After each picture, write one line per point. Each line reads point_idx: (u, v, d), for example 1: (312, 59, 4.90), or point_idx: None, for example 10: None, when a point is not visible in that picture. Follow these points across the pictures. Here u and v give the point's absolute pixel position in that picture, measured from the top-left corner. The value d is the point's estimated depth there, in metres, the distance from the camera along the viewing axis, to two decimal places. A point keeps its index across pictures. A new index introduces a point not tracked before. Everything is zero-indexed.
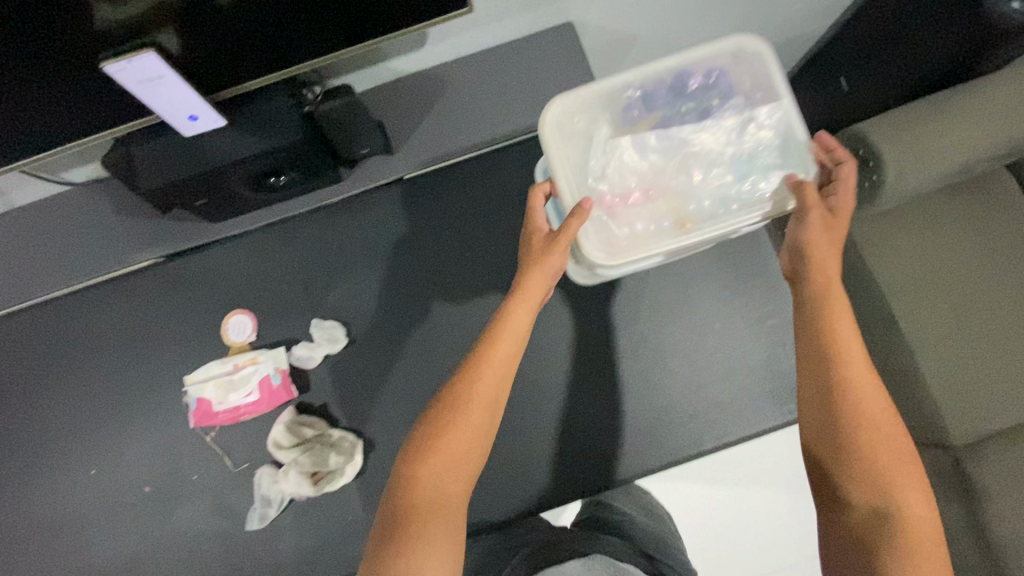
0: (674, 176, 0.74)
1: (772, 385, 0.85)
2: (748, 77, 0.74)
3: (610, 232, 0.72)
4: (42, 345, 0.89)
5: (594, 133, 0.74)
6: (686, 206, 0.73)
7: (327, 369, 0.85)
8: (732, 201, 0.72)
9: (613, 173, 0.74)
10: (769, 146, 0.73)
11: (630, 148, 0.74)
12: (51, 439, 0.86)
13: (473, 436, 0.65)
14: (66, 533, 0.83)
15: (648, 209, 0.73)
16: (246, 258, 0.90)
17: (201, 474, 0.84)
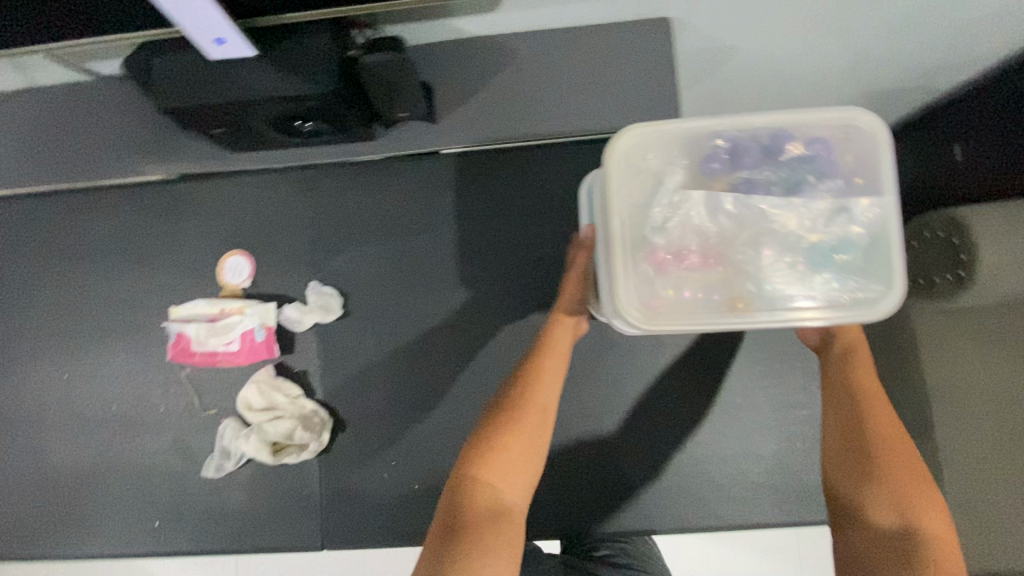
0: (738, 250, 0.62)
1: (777, 476, 0.78)
2: (856, 159, 0.61)
3: (647, 294, 0.62)
4: (42, 236, 0.87)
5: (662, 177, 0.63)
6: (742, 289, 0.62)
7: (316, 337, 0.81)
8: (797, 297, 0.61)
9: (674, 228, 0.62)
10: (857, 245, 0.61)
11: (700, 204, 0.62)
12: (35, 332, 0.85)
13: (527, 444, 0.67)
14: (34, 428, 0.84)
15: (700, 279, 0.62)
16: (258, 197, 0.84)
17: (169, 408, 0.82)
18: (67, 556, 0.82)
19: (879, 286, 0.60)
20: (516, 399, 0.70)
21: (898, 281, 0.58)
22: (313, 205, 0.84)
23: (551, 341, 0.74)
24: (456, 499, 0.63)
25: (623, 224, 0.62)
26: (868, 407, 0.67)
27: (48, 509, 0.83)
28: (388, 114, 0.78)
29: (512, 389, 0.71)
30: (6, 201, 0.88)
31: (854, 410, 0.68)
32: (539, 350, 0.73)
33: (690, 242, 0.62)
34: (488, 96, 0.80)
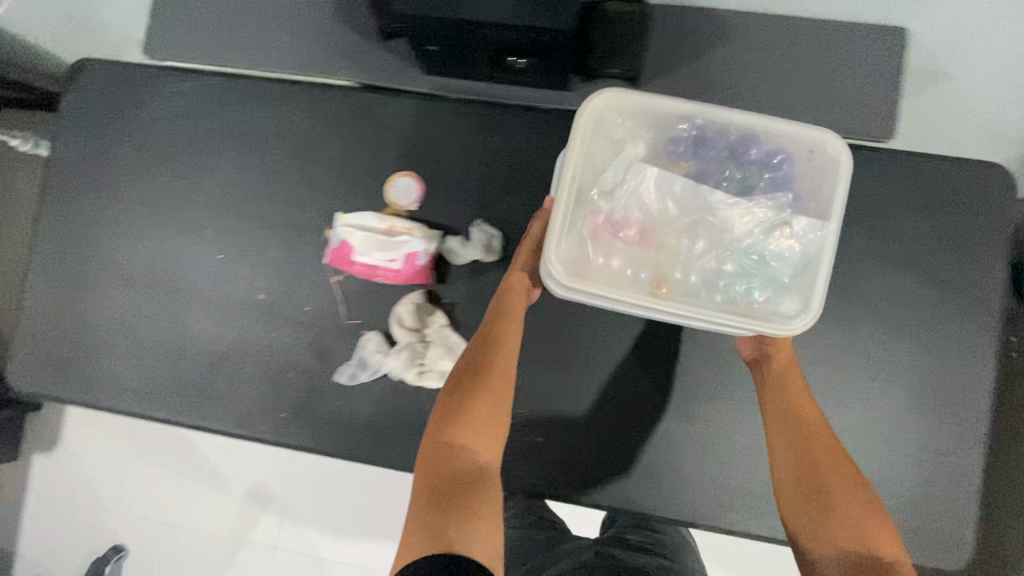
0: (672, 235, 0.63)
1: (903, 518, 0.75)
2: (813, 182, 0.63)
3: (579, 255, 0.62)
4: (217, 115, 0.88)
5: (626, 150, 0.64)
6: (667, 272, 0.63)
7: (468, 272, 0.82)
8: (716, 290, 0.62)
9: (624, 197, 0.63)
10: (788, 261, 0.62)
11: (651, 180, 0.62)
12: (197, 207, 0.87)
13: (491, 407, 0.67)
14: (181, 297, 0.87)
15: (634, 250, 0.63)
16: (437, 124, 0.84)
17: (313, 309, 0.84)
18: (189, 425, 0.86)
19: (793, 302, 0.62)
20: (479, 367, 0.69)
21: (817, 304, 0.60)
22: (489, 142, 0.83)
23: (505, 307, 0.74)
24: (432, 466, 0.62)
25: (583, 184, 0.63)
26: (809, 426, 0.66)
27: (179, 376, 0.86)
28: (597, 69, 0.75)
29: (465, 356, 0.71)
30: (193, 76, 0.90)
31: (796, 437, 0.66)
32: (495, 318, 0.73)
33: (634, 214, 0.63)
34: (698, 68, 0.76)
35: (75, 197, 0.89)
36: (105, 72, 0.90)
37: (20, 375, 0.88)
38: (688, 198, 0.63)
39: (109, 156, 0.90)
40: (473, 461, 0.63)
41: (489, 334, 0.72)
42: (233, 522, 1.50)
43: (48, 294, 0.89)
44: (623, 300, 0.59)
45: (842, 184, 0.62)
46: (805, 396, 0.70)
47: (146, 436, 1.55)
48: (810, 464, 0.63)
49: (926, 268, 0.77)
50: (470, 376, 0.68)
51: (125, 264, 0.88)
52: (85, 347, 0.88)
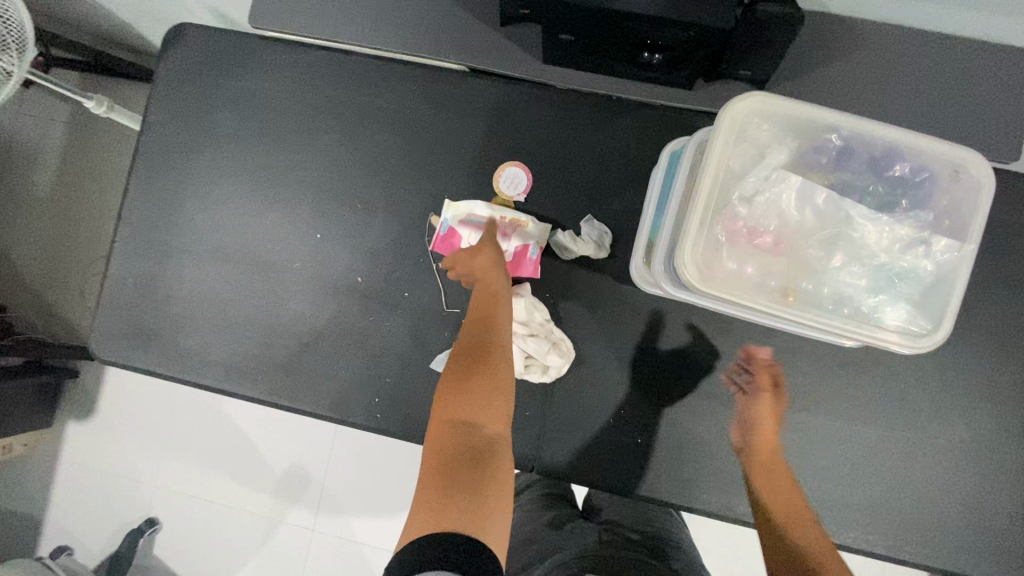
0: (808, 247, 0.50)
1: (1010, 547, 0.74)
2: (952, 201, 0.49)
3: (713, 259, 0.50)
4: (318, 88, 0.85)
5: (766, 151, 0.50)
6: (797, 282, 0.50)
7: (575, 268, 0.80)
8: (855, 310, 0.50)
9: (758, 206, 0.50)
10: (927, 282, 0.49)
11: (792, 191, 0.49)
12: (296, 185, 0.85)
13: (495, 392, 0.68)
14: (275, 275, 0.85)
15: (767, 261, 0.50)
16: (549, 115, 0.82)
17: (413, 295, 0.83)
18: (275, 405, 0.84)
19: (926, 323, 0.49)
20: (482, 348, 0.71)
21: (949, 323, 0.48)
22: (603, 137, 0.81)
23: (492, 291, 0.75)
24: (443, 445, 0.63)
25: (711, 185, 0.50)
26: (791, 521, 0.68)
27: (268, 355, 0.84)
28: (730, 68, 0.73)
29: (466, 340, 0.72)
30: (295, 48, 0.87)
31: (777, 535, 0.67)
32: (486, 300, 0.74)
33: (767, 221, 0.50)
34: (833, 73, 0.74)
35: (167, 165, 0.87)
36: (204, 38, 0.87)
37: (102, 344, 0.86)
38: (832, 209, 0.49)
39: (202, 124, 0.87)
40: (480, 434, 0.65)
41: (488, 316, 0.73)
42: (271, 501, 1.49)
43: (134, 263, 0.87)
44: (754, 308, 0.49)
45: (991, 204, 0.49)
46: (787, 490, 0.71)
47: (185, 410, 1.53)
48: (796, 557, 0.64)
49: None
50: (471, 360, 0.70)
51: (215, 237, 0.86)
52: (170, 319, 0.85)
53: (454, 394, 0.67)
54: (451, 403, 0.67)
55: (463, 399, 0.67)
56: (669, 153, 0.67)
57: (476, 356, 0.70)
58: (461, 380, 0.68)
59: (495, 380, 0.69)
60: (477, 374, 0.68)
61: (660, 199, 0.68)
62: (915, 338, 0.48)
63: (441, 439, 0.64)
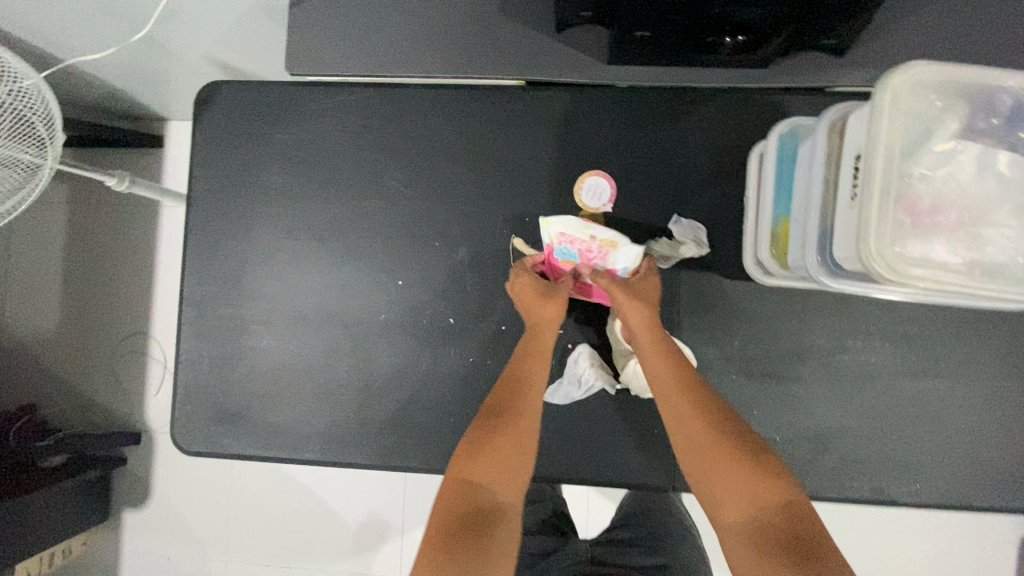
0: (997, 217, 0.46)
1: None
2: None
3: (897, 246, 0.47)
4: (371, 128, 0.81)
5: (935, 121, 0.47)
6: (988, 254, 0.47)
7: (677, 272, 0.77)
8: None
9: (937, 183, 0.47)
10: None
11: (969, 161, 0.46)
12: (364, 232, 0.80)
13: (522, 452, 0.66)
14: (359, 331, 0.80)
15: (956, 238, 0.47)
16: (621, 118, 0.78)
17: (510, 327, 0.79)
18: (385, 467, 0.79)
19: None
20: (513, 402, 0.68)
21: None
22: (682, 132, 0.77)
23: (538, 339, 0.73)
24: (453, 498, 0.61)
25: (883, 168, 0.46)
26: (681, 417, 0.65)
27: (368, 417, 0.79)
28: (813, 42, 0.70)
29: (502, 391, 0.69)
30: (338, 90, 0.82)
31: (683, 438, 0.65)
32: (527, 351, 0.72)
33: (950, 196, 0.47)
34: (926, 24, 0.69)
35: (224, 234, 0.82)
36: (241, 95, 0.82)
37: (187, 437, 0.80)
38: (1016, 171, 0.46)
39: (256, 186, 0.82)
40: (494, 500, 0.62)
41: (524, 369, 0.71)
42: (351, 555, 1.43)
43: (206, 344, 0.81)
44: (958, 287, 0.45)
45: None
46: (683, 379, 0.66)
47: (244, 479, 1.46)
48: (693, 448, 0.63)
49: None
50: (499, 418, 0.67)
51: (290, 302, 0.81)
52: (256, 397, 0.80)
53: (472, 451, 0.64)
54: (467, 457, 0.64)
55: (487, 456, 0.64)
56: (779, 139, 0.64)
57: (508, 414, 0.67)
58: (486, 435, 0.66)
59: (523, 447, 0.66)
60: (502, 435, 0.66)
61: (779, 188, 0.64)
62: None
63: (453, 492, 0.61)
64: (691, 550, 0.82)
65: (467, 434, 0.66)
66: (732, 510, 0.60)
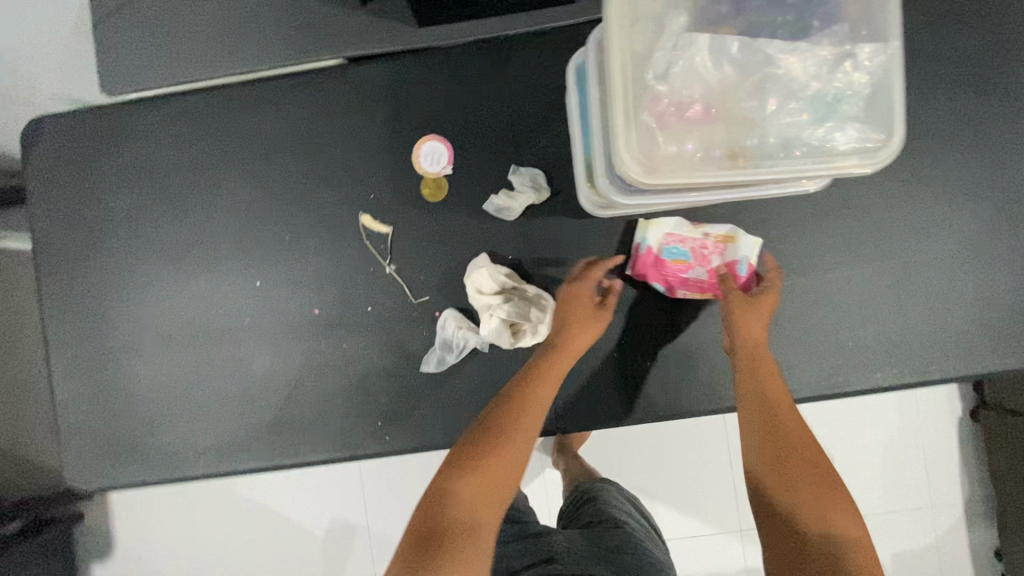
0: (738, 103, 0.47)
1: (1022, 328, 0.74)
2: (862, 5, 0.47)
3: (650, 150, 0.48)
4: (199, 136, 0.80)
5: (664, 21, 0.47)
6: (741, 143, 0.48)
7: (525, 221, 0.77)
8: (799, 146, 0.48)
9: (676, 80, 0.47)
10: (861, 94, 0.47)
11: (702, 53, 0.47)
12: (216, 240, 0.80)
13: (504, 476, 0.67)
14: (229, 339, 0.80)
15: (703, 132, 0.48)
16: (443, 78, 0.77)
17: (376, 307, 0.78)
18: (282, 468, 0.79)
19: (876, 133, 0.47)
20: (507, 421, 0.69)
21: (896, 127, 0.46)
22: (507, 82, 0.77)
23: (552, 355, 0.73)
24: (429, 512, 0.64)
25: (622, 75, 0.47)
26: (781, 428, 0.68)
27: (255, 422, 0.79)
28: None
29: (500, 409, 0.70)
30: (161, 102, 0.80)
31: (771, 445, 0.68)
32: (533, 369, 0.72)
33: (690, 91, 0.47)
34: None
35: (79, 270, 0.81)
36: (64, 125, 0.80)
37: (80, 476, 0.80)
38: (747, 55, 0.47)
39: (100, 215, 0.81)
40: (469, 520, 0.64)
41: (526, 387, 0.71)
42: (322, 563, 1.44)
43: (82, 381, 0.81)
44: (710, 181, 0.46)
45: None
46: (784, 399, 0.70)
47: (204, 511, 1.46)
48: (776, 455, 0.68)
49: (985, 80, 0.73)
50: (490, 436, 0.69)
51: (155, 325, 0.80)
52: (142, 425, 0.80)
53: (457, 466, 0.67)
54: (450, 471, 0.67)
55: (471, 477, 0.66)
56: (574, 69, 0.64)
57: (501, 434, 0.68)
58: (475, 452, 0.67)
59: (506, 469, 0.68)
60: (489, 456, 0.67)
61: (582, 117, 0.65)
62: (864, 154, 0.47)
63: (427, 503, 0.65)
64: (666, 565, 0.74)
65: (464, 444, 0.69)
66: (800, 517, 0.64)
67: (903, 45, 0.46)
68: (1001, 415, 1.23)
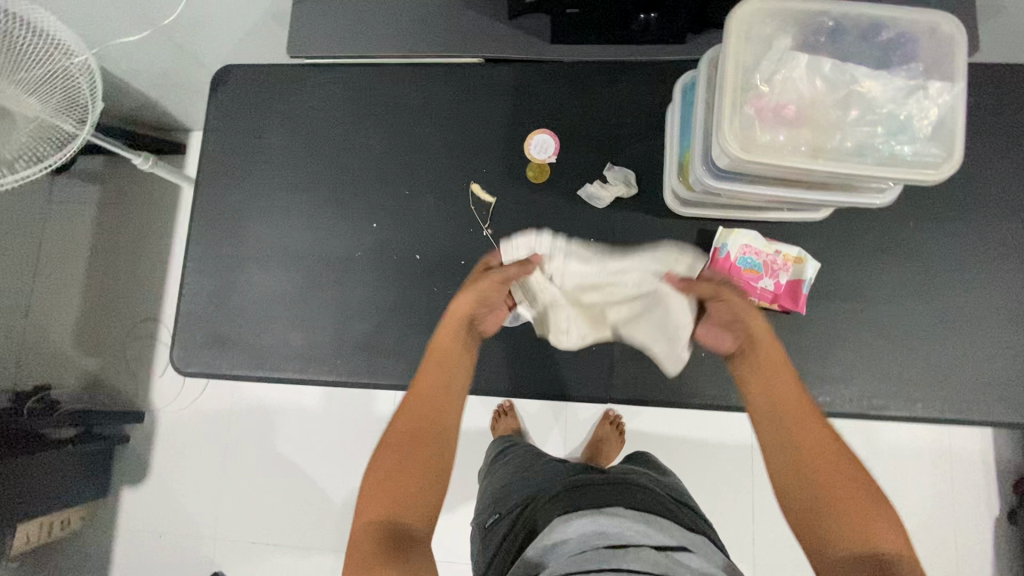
0: (825, 112, 0.59)
1: None
2: (934, 55, 0.59)
3: (747, 137, 0.59)
4: (354, 99, 0.96)
5: (773, 40, 0.60)
6: (824, 143, 0.59)
7: (612, 212, 0.88)
8: (871, 153, 0.58)
9: (777, 87, 0.59)
10: (928, 120, 0.58)
11: (802, 70, 0.59)
12: (347, 184, 0.94)
13: (429, 462, 0.70)
14: (338, 267, 0.92)
15: (793, 130, 0.59)
16: (563, 87, 0.93)
17: (469, 262, 0.90)
18: (357, 385, 0.89)
19: (937, 153, 0.58)
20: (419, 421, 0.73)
21: (956, 149, 0.57)
22: (616, 98, 0.91)
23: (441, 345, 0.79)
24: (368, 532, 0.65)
25: (734, 77, 0.59)
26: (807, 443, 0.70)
27: (344, 340, 0.90)
28: (716, 19, 0.84)
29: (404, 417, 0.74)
30: (329, 70, 0.98)
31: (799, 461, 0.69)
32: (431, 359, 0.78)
33: (787, 96, 0.59)
34: None
35: (230, 190, 0.97)
36: (250, 74, 0.99)
37: (184, 358, 0.91)
38: (838, 76, 0.59)
39: (259, 148, 0.97)
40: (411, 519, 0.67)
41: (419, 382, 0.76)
42: (334, 531, 1.47)
43: (207, 279, 0.94)
44: (796, 165, 0.57)
45: (965, 49, 0.58)
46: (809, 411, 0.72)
47: (237, 456, 1.54)
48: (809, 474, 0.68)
49: None
50: (406, 442, 0.72)
51: (280, 243, 0.94)
52: (248, 324, 0.92)
53: (382, 487, 0.68)
54: (372, 500, 0.68)
55: (395, 484, 0.68)
56: (680, 88, 0.78)
57: (412, 436, 0.72)
58: (396, 473, 0.69)
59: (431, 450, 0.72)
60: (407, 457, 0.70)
61: (682, 124, 0.77)
62: (925, 167, 0.57)
63: (363, 534, 0.65)
64: (682, 496, 0.81)
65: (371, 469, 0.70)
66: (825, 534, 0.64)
67: (967, 87, 0.58)
68: None
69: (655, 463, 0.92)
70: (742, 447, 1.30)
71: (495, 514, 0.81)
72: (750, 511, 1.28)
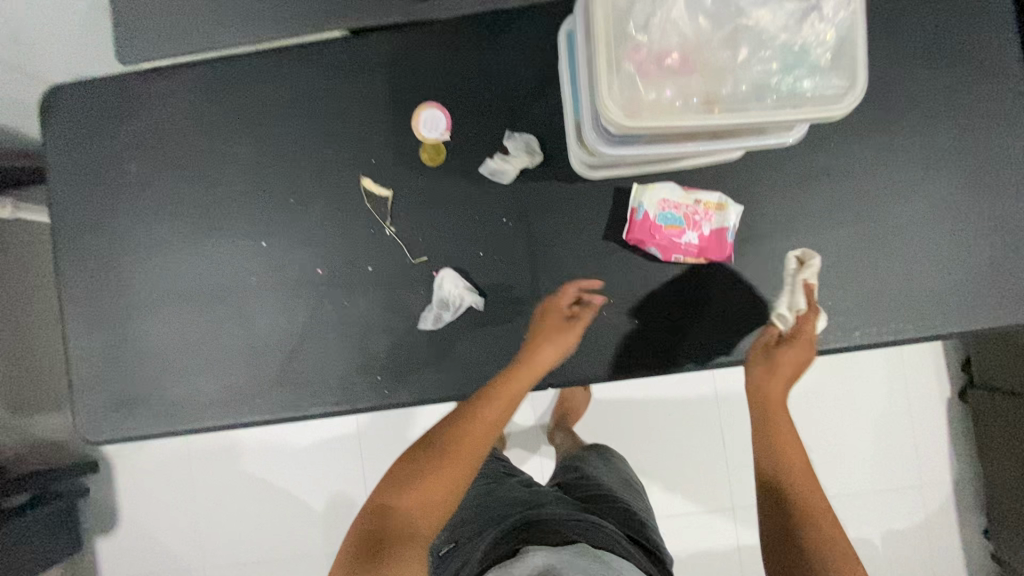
0: (712, 54, 0.51)
1: (995, 286, 0.78)
2: None
3: (630, 97, 0.51)
4: (209, 103, 0.84)
5: None
6: (716, 90, 0.52)
7: (519, 184, 0.80)
8: (769, 94, 0.51)
9: (655, 32, 0.51)
10: (826, 45, 0.51)
11: (680, 8, 0.51)
12: (225, 203, 0.84)
13: (456, 476, 0.70)
14: (236, 297, 0.83)
15: (679, 79, 0.52)
16: (442, 50, 0.81)
17: (377, 267, 0.82)
18: (284, 420, 0.83)
19: (839, 82, 0.51)
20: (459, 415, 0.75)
21: (860, 75, 0.50)
22: (502, 52, 0.81)
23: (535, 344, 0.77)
24: (371, 519, 0.66)
25: (606, 27, 0.51)
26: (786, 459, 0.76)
27: (260, 376, 0.83)
28: None
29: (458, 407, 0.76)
30: (172, 71, 0.84)
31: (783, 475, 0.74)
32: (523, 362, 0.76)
33: (668, 41, 0.51)
34: None
35: (94, 232, 0.85)
36: (84, 93, 0.84)
37: (92, 428, 0.83)
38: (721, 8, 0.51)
39: (115, 180, 0.85)
40: (409, 526, 0.65)
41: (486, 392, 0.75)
42: (321, 536, 1.46)
43: (95, 337, 0.84)
44: (688, 123, 0.50)
45: None
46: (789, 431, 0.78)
47: (205, 486, 1.49)
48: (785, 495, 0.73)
49: (960, 51, 0.77)
50: (440, 446, 0.72)
51: (166, 283, 0.84)
52: (152, 377, 0.84)
53: (401, 479, 0.69)
54: (391, 485, 0.69)
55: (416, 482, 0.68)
56: (563, 35, 0.69)
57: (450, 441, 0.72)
58: (417, 470, 0.70)
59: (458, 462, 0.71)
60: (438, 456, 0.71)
61: (571, 78, 0.69)
62: (828, 100, 0.51)
63: (368, 513, 0.67)
64: (646, 522, 0.85)
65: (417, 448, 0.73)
66: (805, 538, 0.69)
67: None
68: (987, 393, 1.26)
69: (622, 483, 0.94)
70: (702, 384, 1.31)
71: (450, 543, 0.82)
72: (720, 442, 1.30)
